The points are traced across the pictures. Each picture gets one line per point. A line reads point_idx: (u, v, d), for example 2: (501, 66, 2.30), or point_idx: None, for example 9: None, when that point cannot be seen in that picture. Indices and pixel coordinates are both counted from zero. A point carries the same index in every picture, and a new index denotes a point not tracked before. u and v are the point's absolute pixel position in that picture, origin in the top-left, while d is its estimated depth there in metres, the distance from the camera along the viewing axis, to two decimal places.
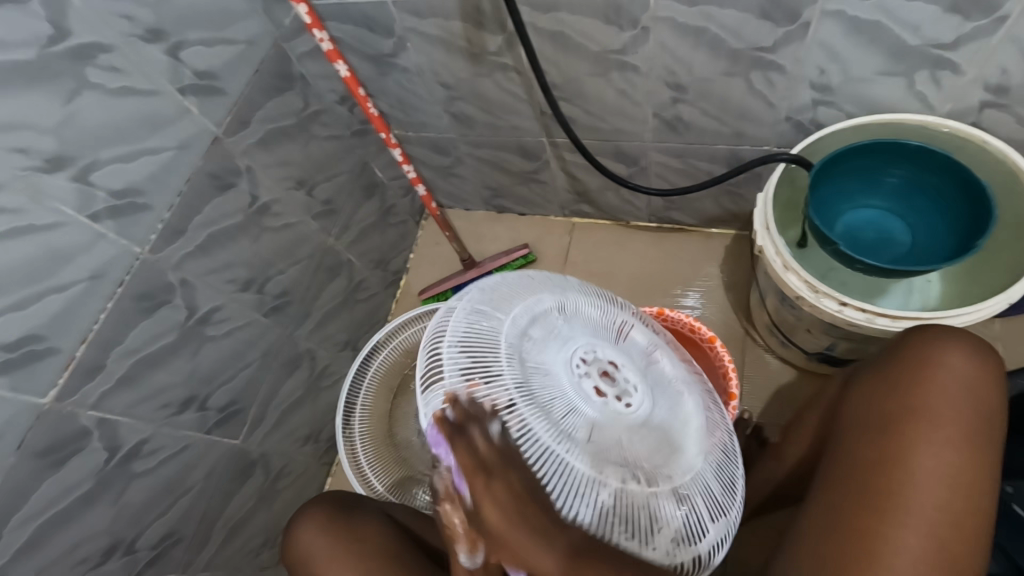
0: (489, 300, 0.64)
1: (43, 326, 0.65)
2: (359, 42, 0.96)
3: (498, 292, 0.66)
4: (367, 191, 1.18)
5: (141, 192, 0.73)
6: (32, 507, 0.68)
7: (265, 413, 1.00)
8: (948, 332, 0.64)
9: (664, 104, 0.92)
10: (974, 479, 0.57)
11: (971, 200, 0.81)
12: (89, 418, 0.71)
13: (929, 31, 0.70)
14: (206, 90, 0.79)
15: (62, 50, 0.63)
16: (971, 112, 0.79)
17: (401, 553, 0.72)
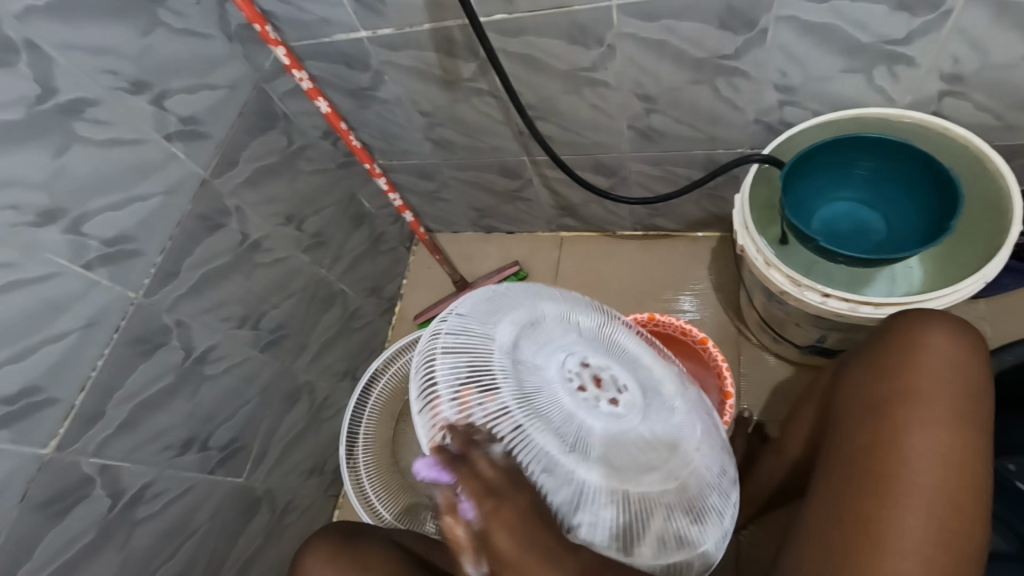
0: (478, 308, 0.66)
1: (41, 377, 0.66)
2: (338, 78, 0.99)
3: (486, 302, 0.67)
4: (356, 221, 1.20)
5: (133, 238, 0.74)
6: (38, 560, 0.67)
7: (267, 449, 1.00)
8: (927, 314, 0.66)
9: (637, 115, 0.94)
10: (968, 453, 0.58)
11: (940, 185, 0.84)
12: (91, 465, 0.71)
13: (880, 28, 0.73)
14: (191, 135, 0.81)
15: (50, 108, 0.65)
16: (931, 101, 0.82)
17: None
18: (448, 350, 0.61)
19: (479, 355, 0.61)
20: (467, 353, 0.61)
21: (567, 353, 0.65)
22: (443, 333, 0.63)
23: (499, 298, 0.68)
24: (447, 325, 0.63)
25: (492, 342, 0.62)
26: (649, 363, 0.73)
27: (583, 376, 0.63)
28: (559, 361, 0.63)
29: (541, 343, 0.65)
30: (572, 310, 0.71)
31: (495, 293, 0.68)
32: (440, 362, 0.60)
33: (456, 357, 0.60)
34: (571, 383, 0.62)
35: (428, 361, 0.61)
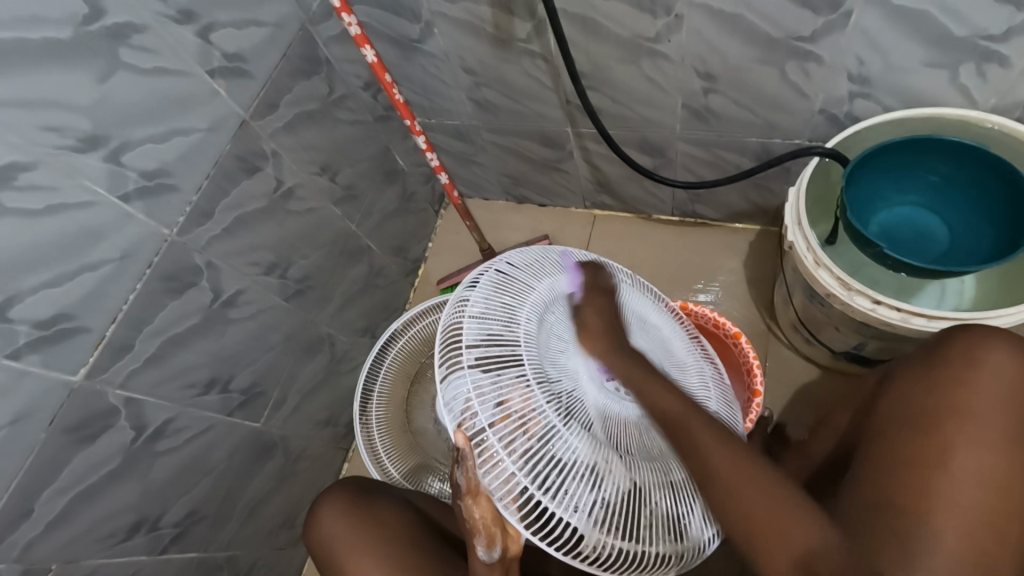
0: (500, 289, 0.65)
1: (74, 304, 0.66)
2: (385, 26, 0.95)
3: (507, 282, 0.67)
4: (389, 178, 1.18)
5: (170, 173, 0.73)
6: (63, 482, 0.69)
7: (285, 397, 1.01)
8: (988, 332, 0.63)
9: (694, 93, 0.90)
10: (1012, 476, 0.56)
11: (1015, 198, 0.79)
12: (118, 397, 0.72)
13: (978, 21, 0.68)
14: (235, 72, 0.79)
15: (97, 29, 0.62)
16: (1016, 107, 0.77)
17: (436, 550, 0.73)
18: (476, 340, 0.61)
19: (507, 342, 0.61)
20: (494, 329, 0.62)
21: (593, 337, 0.65)
22: (466, 320, 0.62)
23: (525, 276, 0.68)
24: (469, 309, 0.63)
25: (520, 322, 0.63)
26: (672, 346, 0.75)
27: (608, 358, 0.65)
28: (585, 346, 0.65)
29: (566, 326, 0.66)
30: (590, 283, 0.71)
31: (513, 269, 0.68)
32: (467, 353, 0.60)
33: (484, 342, 0.61)
34: (597, 371, 0.64)
35: (454, 339, 0.62)
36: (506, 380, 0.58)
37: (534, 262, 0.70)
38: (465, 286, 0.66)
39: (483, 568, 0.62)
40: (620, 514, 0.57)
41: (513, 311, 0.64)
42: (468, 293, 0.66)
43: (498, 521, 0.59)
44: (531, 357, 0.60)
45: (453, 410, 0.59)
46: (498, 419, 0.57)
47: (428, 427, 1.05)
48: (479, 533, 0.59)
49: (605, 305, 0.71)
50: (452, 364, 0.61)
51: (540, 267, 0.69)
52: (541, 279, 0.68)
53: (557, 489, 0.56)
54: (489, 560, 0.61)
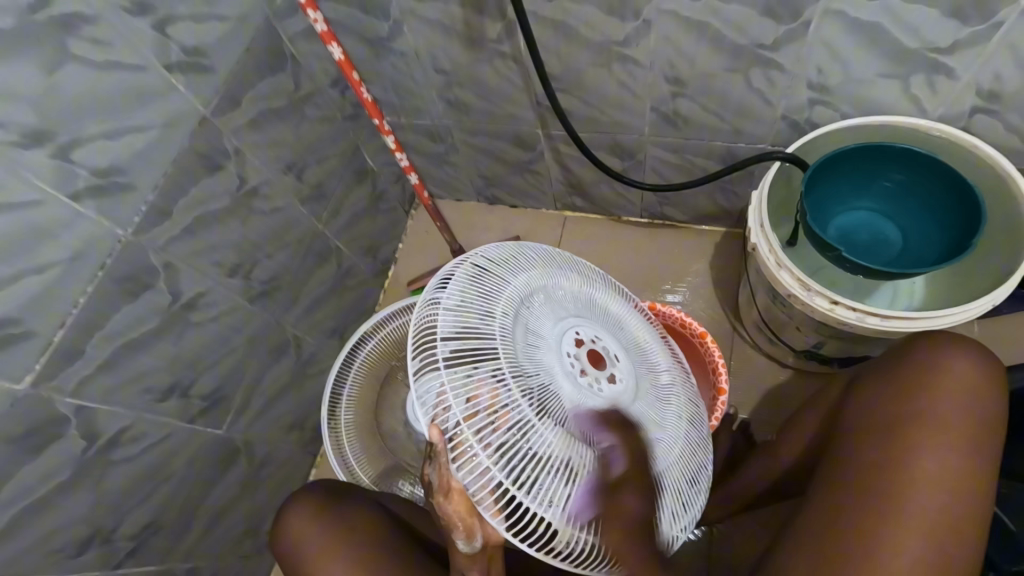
0: (473, 284, 0.64)
1: (20, 309, 0.62)
2: (353, 23, 0.93)
3: (479, 275, 0.65)
4: (358, 177, 1.16)
5: (125, 170, 0.70)
6: (7, 495, 0.65)
7: (251, 402, 0.98)
8: (949, 337, 0.66)
9: (662, 98, 0.91)
10: (975, 478, 0.59)
11: (961, 202, 0.83)
12: (67, 405, 0.69)
13: (927, 34, 0.71)
14: (194, 67, 0.76)
15: (44, 19, 0.59)
16: (962, 116, 0.81)
17: (403, 541, 0.73)
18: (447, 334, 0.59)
19: (481, 337, 0.60)
20: (468, 323, 0.60)
21: (564, 331, 0.66)
22: (439, 314, 0.61)
23: (495, 270, 0.67)
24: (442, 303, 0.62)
25: (493, 317, 0.62)
26: (642, 342, 0.76)
27: (581, 354, 0.65)
28: (557, 341, 0.64)
29: (539, 320, 0.65)
30: (563, 278, 0.71)
31: (486, 262, 0.67)
32: (441, 347, 0.58)
33: (457, 336, 0.59)
34: (572, 367, 0.63)
35: (426, 333, 0.60)
36: (481, 376, 0.57)
37: (504, 256, 0.69)
38: (435, 279, 0.65)
39: (466, 562, 0.62)
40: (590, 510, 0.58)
41: (486, 305, 0.63)
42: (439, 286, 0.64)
43: (473, 513, 0.58)
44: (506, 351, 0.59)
45: (427, 407, 0.57)
46: (473, 415, 0.56)
47: (398, 429, 1.04)
48: (456, 529, 0.59)
49: (578, 301, 0.71)
50: (424, 360, 0.59)
51: (513, 261, 0.69)
52: (515, 273, 0.68)
53: (530, 484, 0.56)
54: (469, 550, 0.61)
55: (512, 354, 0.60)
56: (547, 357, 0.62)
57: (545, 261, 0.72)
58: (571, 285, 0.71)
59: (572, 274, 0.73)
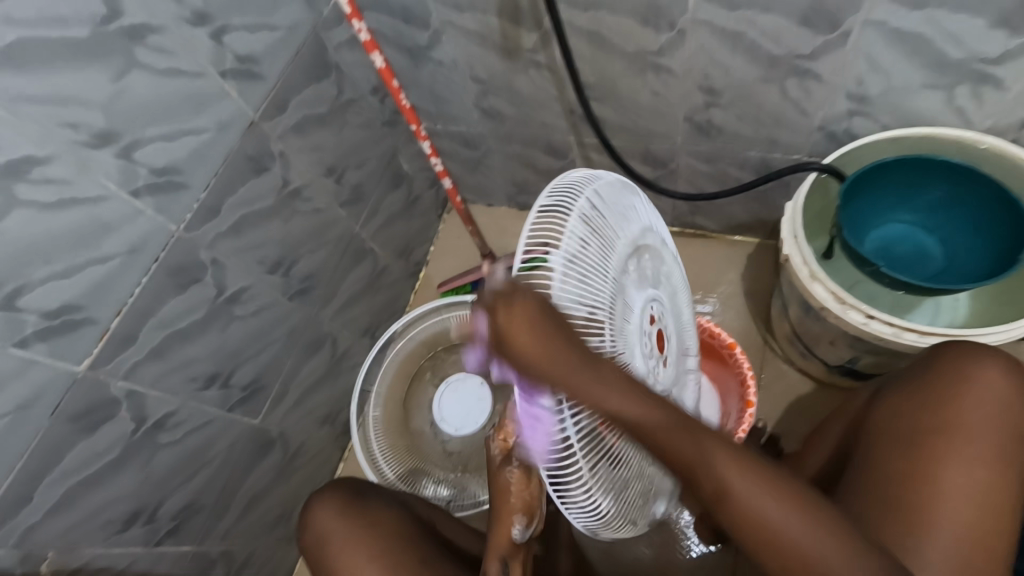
0: (589, 215, 0.56)
1: (83, 296, 0.67)
2: (395, 33, 0.97)
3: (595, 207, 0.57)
4: (394, 182, 1.19)
5: (180, 170, 0.74)
6: (64, 470, 0.70)
7: (285, 394, 1.02)
8: (980, 348, 0.64)
9: (696, 107, 0.91)
10: (1001, 494, 0.57)
11: (1007, 217, 0.80)
12: (120, 388, 0.73)
13: (974, 44, 0.69)
14: (246, 74, 0.80)
15: (116, 29, 0.64)
16: (1011, 129, 0.78)
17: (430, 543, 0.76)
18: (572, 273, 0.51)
19: (600, 294, 0.54)
20: (591, 274, 0.53)
21: (646, 305, 0.63)
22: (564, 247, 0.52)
23: (611, 214, 0.59)
24: (566, 227, 0.53)
25: (609, 275, 0.56)
26: (686, 338, 0.76)
27: (652, 334, 0.64)
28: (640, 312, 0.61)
29: (631, 287, 0.61)
30: (648, 242, 0.67)
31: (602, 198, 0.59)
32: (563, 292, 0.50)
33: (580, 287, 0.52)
34: (647, 345, 0.62)
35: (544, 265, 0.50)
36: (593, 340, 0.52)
37: (617, 199, 0.61)
38: (556, 198, 0.54)
39: (508, 549, 0.61)
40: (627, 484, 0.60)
41: (601, 251, 0.56)
42: (561, 208, 0.54)
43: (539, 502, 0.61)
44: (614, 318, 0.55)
45: None
46: None
47: (425, 429, 1.08)
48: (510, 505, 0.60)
49: (653, 275, 0.68)
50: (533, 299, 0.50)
51: (620, 207, 0.62)
52: (621, 221, 0.61)
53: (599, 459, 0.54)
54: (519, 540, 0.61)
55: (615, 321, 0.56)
56: (632, 329, 0.59)
57: (641, 218, 0.66)
58: (651, 256, 0.68)
59: (655, 240, 0.69)
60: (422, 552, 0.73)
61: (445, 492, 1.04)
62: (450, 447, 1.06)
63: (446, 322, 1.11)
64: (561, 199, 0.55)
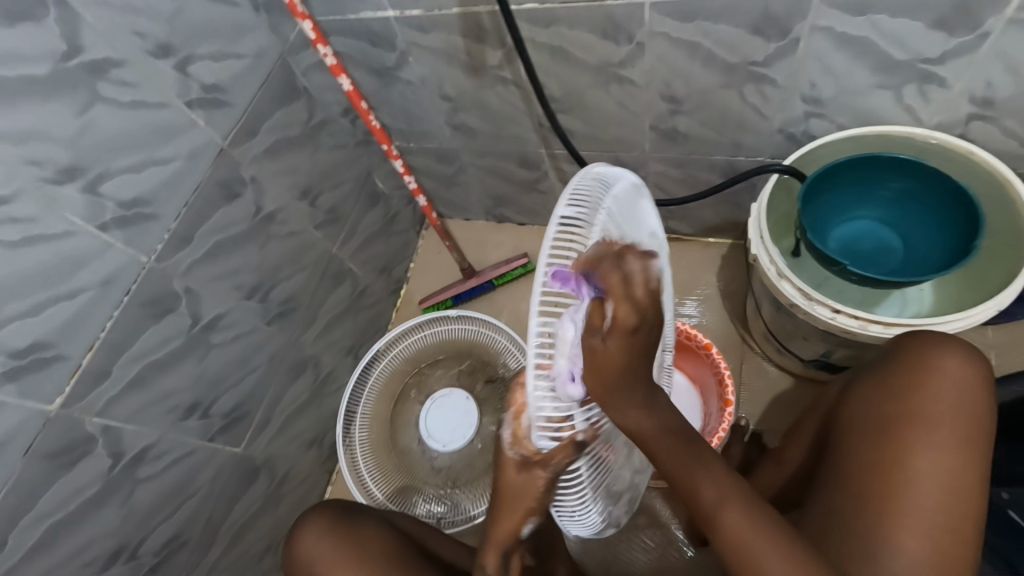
0: (607, 231, 0.50)
1: (52, 333, 0.66)
2: (362, 55, 0.98)
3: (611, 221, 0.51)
4: (369, 201, 1.20)
5: (149, 202, 0.74)
6: (39, 512, 0.68)
7: (268, 420, 1.01)
8: (944, 337, 0.66)
9: (661, 115, 0.94)
10: (968, 477, 0.59)
11: (960, 210, 0.84)
12: (95, 425, 0.72)
13: (916, 46, 0.72)
14: (213, 102, 0.81)
15: (76, 65, 0.64)
16: (959, 124, 0.82)
17: (403, 551, 0.75)
18: (591, 299, 0.47)
19: None
20: None
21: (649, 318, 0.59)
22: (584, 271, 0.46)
23: (625, 228, 0.54)
24: (587, 242, 0.48)
25: None
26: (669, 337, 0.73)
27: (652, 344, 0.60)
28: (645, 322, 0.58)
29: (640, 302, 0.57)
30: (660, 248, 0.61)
31: (618, 212, 0.53)
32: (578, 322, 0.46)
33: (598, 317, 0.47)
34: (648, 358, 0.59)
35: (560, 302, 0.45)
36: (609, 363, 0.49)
37: (631, 210, 0.56)
38: (574, 213, 0.48)
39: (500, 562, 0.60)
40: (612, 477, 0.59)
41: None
42: (579, 225, 0.48)
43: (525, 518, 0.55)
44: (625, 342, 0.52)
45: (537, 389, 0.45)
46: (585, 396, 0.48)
47: (413, 447, 1.07)
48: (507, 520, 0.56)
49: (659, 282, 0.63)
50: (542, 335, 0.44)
51: (634, 215, 0.56)
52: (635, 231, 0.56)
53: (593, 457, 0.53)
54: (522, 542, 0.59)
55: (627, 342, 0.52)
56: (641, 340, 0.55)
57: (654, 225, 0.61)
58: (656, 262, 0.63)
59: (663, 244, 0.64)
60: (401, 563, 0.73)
61: (438, 508, 1.04)
62: (438, 463, 1.06)
63: (428, 338, 1.12)
64: (581, 217, 0.48)
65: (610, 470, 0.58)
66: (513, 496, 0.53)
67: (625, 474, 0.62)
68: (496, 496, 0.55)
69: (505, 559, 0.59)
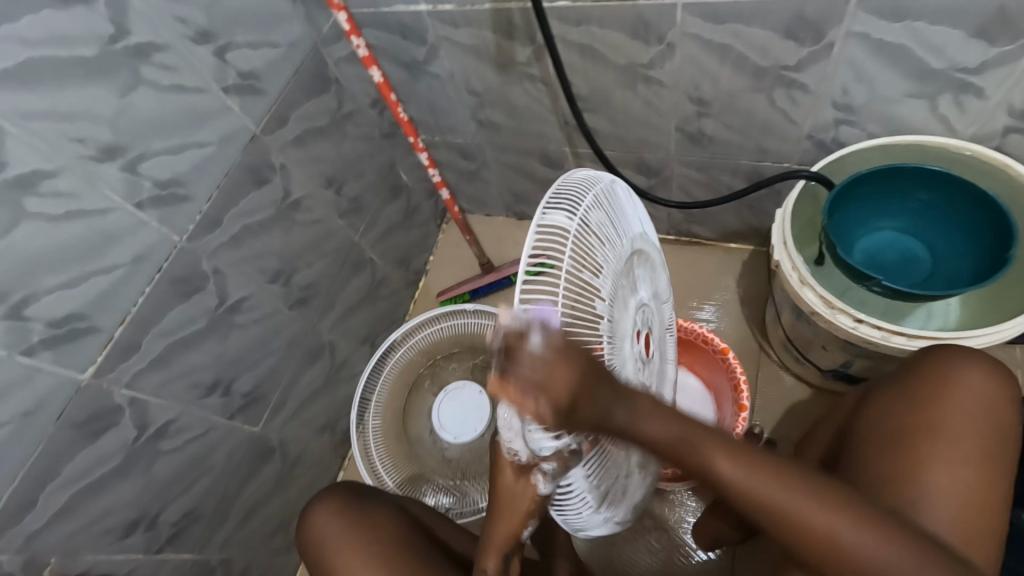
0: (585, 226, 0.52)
1: (88, 305, 0.69)
2: (393, 48, 0.99)
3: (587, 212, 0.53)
4: (393, 192, 1.21)
5: (183, 183, 0.77)
6: (66, 477, 0.71)
7: (285, 402, 1.03)
8: (970, 351, 0.65)
9: (687, 117, 0.93)
10: (984, 496, 0.58)
11: (992, 223, 0.82)
12: (123, 396, 0.75)
13: (953, 54, 0.71)
14: (247, 89, 0.83)
15: (122, 48, 0.67)
16: (994, 136, 0.80)
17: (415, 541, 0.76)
18: (572, 293, 0.48)
19: (593, 314, 0.50)
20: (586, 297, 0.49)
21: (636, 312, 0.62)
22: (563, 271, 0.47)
23: (606, 225, 0.56)
24: (566, 241, 0.49)
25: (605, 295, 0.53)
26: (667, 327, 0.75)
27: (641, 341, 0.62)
28: (631, 322, 0.59)
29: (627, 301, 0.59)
30: (639, 246, 0.64)
31: (594, 208, 0.55)
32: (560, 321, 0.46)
33: (576, 311, 0.48)
34: (637, 353, 0.61)
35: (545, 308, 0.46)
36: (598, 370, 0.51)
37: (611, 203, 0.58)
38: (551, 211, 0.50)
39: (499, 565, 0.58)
40: (617, 472, 0.60)
41: (600, 258, 0.53)
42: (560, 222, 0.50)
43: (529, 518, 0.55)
44: (610, 332, 0.53)
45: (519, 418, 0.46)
46: None
47: (424, 437, 1.10)
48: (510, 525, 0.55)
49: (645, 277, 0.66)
50: None
51: (617, 214, 0.59)
52: (615, 226, 0.58)
53: (591, 460, 0.54)
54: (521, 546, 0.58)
55: (613, 336, 0.54)
56: (625, 334, 0.57)
57: (636, 222, 0.64)
58: (644, 260, 0.66)
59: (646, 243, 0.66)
60: (418, 554, 0.74)
61: (445, 500, 1.04)
62: (449, 454, 1.08)
63: (445, 330, 1.13)
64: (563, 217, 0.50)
65: (612, 468, 0.58)
66: (512, 500, 0.53)
67: (621, 484, 0.62)
68: (497, 500, 0.55)
69: (506, 562, 0.58)
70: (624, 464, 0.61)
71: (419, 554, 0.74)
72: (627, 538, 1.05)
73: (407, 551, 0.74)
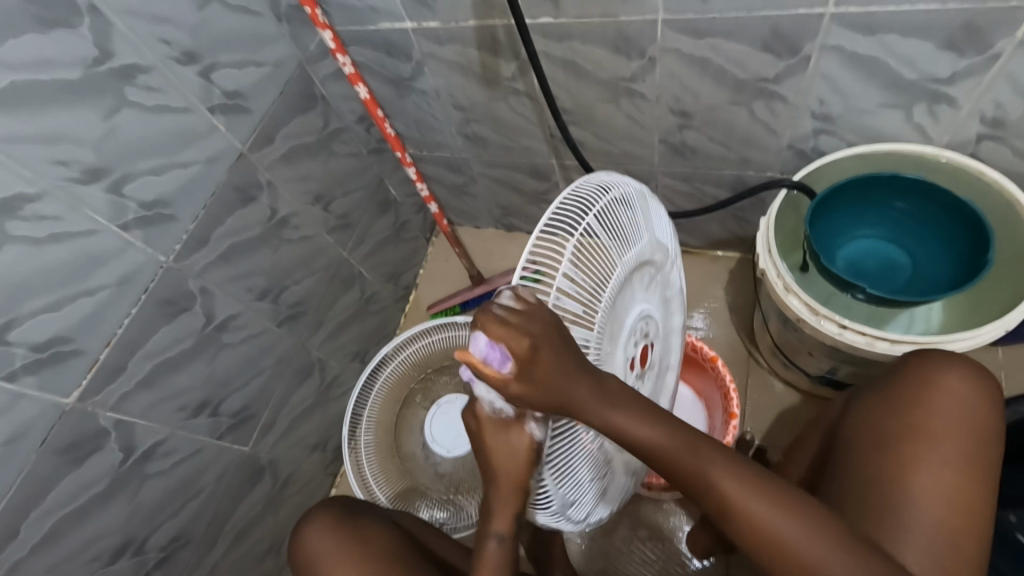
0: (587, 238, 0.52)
1: (72, 329, 0.68)
2: (378, 65, 1.00)
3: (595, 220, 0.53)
4: (381, 207, 1.22)
5: (169, 203, 0.76)
6: (50, 504, 0.70)
7: (275, 420, 1.02)
8: (951, 355, 0.67)
9: (671, 129, 0.95)
10: (967, 498, 0.59)
11: (968, 228, 0.84)
12: (109, 419, 0.74)
13: (925, 66, 0.73)
14: (233, 108, 0.83)
15: (105, 70, 0.67)
16: (968, 143, 0.82)
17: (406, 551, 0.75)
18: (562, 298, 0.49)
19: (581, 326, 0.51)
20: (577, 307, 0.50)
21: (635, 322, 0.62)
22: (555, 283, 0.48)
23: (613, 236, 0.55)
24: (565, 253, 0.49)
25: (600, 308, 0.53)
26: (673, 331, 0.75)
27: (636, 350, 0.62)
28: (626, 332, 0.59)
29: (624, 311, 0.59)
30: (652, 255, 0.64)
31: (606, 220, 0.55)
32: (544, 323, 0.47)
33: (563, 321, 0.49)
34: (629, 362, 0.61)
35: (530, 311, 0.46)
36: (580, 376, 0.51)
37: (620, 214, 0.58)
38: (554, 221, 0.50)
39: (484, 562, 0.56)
40: (596, 474, 0.59)
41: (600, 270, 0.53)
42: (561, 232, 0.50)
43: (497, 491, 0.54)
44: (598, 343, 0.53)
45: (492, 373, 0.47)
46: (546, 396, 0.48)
47: (417, 452, 1.09)
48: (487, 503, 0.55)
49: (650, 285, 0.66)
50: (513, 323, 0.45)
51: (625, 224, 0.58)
52: (624, 237, 0.57)
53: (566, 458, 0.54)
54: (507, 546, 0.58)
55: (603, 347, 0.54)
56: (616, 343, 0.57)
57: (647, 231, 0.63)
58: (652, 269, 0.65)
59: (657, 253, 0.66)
60: (410, 562, 0.74)
61: (439, 514, 1.04)
62: (441, 469, 1.06)
63: (435, 344, 1.12)
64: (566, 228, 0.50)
65: (591, 467, 0.58)
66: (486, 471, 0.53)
67: (603, 482, 0.61)
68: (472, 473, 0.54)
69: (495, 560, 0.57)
70: (607, 466, 0.61)
71: (410, 562, 0.74)
72: (622, 550, 1.04)
73: (398, 560, 0.73)
